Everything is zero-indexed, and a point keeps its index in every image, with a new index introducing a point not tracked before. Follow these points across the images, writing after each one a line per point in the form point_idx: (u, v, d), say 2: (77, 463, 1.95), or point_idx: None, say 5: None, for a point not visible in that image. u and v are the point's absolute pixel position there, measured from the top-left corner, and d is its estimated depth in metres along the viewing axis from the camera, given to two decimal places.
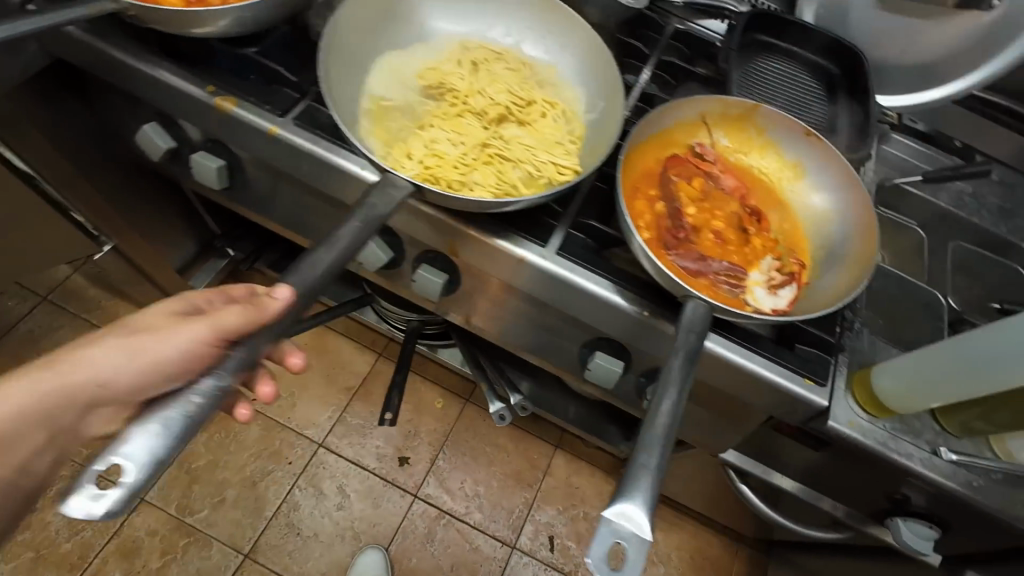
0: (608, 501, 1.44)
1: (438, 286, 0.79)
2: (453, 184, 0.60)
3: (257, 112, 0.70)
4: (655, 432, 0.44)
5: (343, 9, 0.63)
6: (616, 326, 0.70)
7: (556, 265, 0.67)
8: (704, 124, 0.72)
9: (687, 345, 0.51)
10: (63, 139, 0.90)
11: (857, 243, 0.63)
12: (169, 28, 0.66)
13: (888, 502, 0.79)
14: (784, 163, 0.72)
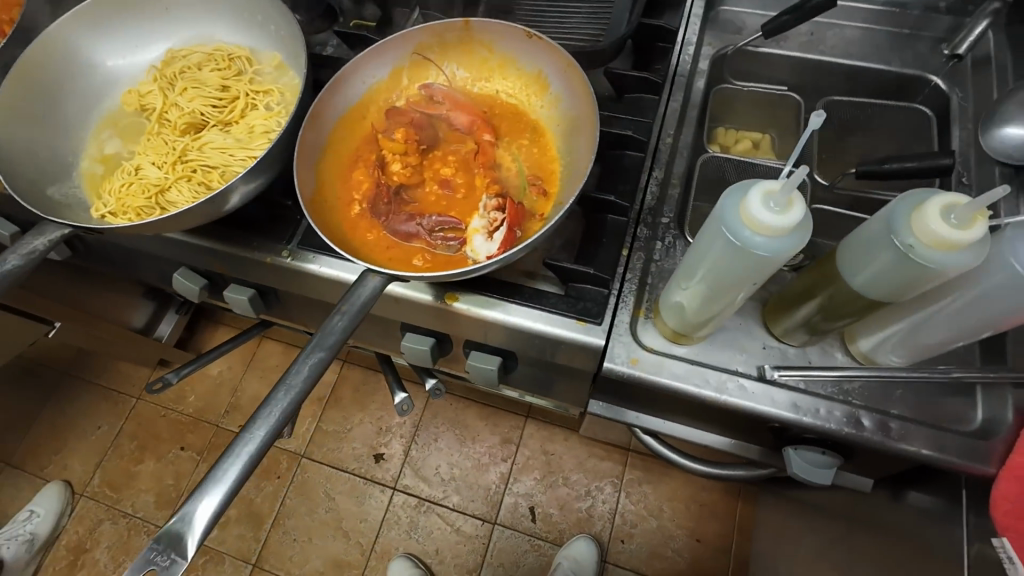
0: (588, 463, 1.38)
1: (248, 303, 0.78)
2: (148, 212, 0.59)
3: None
4: (246, 440, 0.40)
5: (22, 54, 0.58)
6: (388, 306, 0.65)
7: (301, 261, 0.63)
8: (427, 61, 0.64)
9: (331, 334, 0.45)
10: None
11: (588, 152, 0.54)
12: None
13: (771, 432, 0.66)
14: (527, 78, 0.62)
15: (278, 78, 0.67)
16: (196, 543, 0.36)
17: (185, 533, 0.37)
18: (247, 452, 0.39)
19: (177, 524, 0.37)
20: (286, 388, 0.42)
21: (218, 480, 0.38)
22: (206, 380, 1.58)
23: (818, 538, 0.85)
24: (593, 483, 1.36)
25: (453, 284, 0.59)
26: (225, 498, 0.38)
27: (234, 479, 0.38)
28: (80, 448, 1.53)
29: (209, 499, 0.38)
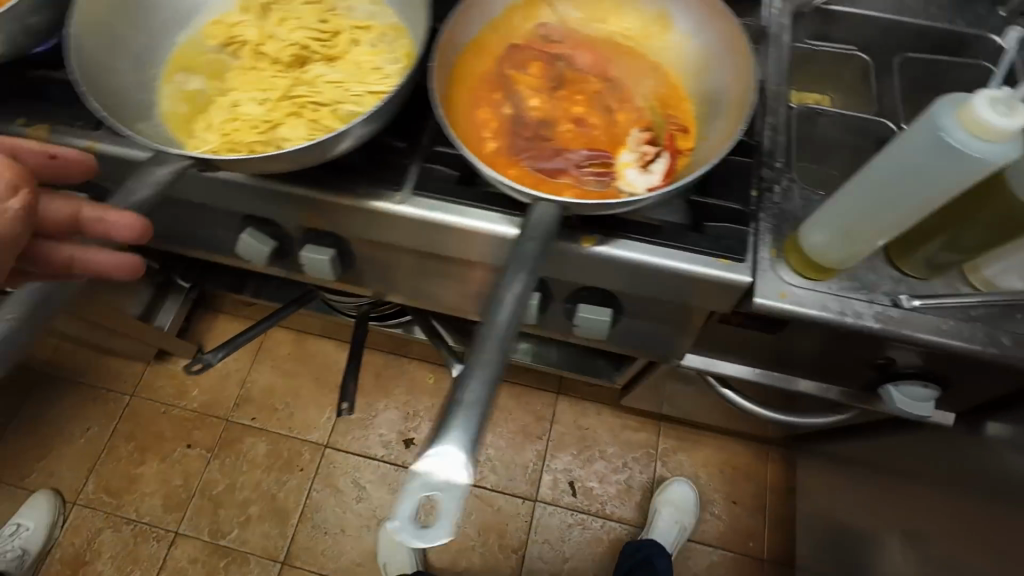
0: (623, 435, 1.40)
1: (327, 265, 0.73)
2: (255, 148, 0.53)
3: (69, 132, 0.62)
4: (482, 354, 0.37)
5: None
6: (505, 256, 0.63)
7: (415, 207, 0.60)
8: (543, 1, 0.61)
9: (528, 254, 0.44)
10: None
11: (736, 85, 0.53)
12: None
13: (874, 371, 0.70)
14: (647, 18, 0.60)
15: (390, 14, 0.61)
16: (467, 461, 0.33)
17: (448, 453, 0.33)
18: (492, 362, 0.36)
19: (439, 448, 0.33)
20: (503, 303, 0.40)
21: (467, 397, 0.35)
22: (210, 372, 1.47)
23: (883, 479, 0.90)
24: (629, 454, 1.38)
25: (589, 227, 0.58)
26: (482, 410, 0.35)
27: (484, 394, 0.35)
28: (67, 453, 1.38)
29: (467, 414, 0.34)
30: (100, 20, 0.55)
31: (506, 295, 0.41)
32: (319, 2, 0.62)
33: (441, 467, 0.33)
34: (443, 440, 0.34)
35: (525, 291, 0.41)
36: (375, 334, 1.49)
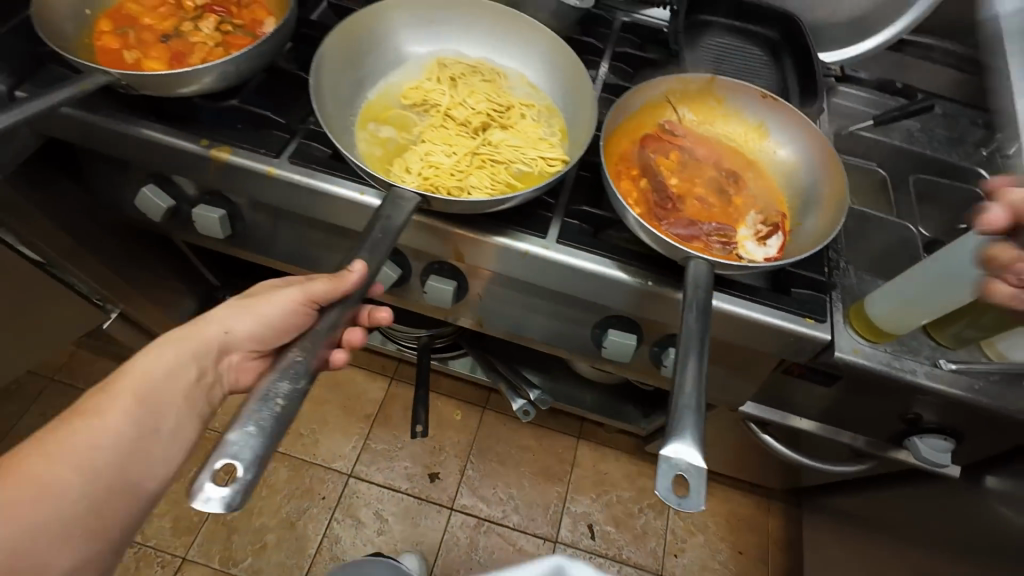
0: (638, 481, 1.47)
1: (447, 293, 0.82)
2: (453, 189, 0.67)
3: (254, 156, 0.74)
4: (688, 373, 0.47)
5: (332, 44, 0.69)
6: (623, 299, 0.75)
7: (559, 251, 0.71)
8: (669, 103, 0.77)
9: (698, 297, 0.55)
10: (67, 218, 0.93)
11: (827, 187, 0.69)
12: (154, 92, 0.68)
13: (903, 424, 0.84)
14: (748, 125, 0.77)
15: (545, 99, 0.78)
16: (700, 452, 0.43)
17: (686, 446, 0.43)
18: (697, 378, 0.47)
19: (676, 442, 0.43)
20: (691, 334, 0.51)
21: (685, 406, 0.45)
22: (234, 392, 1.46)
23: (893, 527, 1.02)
24: (645, 501, 1.45)
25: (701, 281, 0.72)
26: (699, 415, 0.45)
27: (696, 403, 0.46)
28: None
29: (691, 418, 0.44)
30: (332, 78, 0.71)
31: (690, 329, 0.51)
32: (492, 81, 0.79)
33: (679, 457, 0.43)
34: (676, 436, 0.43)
35: (704, 325, 0.52)
36: (406, 367, 1.54)
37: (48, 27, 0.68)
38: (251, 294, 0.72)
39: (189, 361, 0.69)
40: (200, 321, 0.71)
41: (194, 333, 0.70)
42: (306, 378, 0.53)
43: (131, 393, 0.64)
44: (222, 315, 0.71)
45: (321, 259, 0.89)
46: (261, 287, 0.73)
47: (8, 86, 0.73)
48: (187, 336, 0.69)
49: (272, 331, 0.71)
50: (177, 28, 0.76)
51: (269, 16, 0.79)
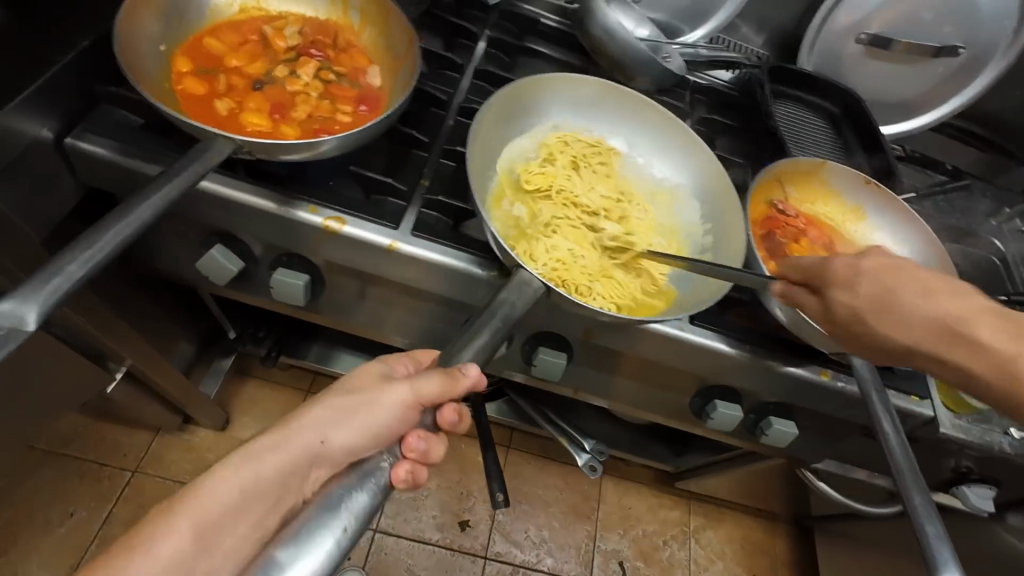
0: (661, 513, 1.51)
1: (558, 367, 0.78)
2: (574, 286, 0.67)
3: (370, 228, 0.65)
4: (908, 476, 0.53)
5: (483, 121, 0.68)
6: (745, 377, 0.76)
7: (697, 334, 0.71)
8: (782, 184, 0.79)
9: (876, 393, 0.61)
10: None
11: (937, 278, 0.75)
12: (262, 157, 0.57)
13: (953, 474, 0.92)
14: (847, 208, 0.81)
15: (668, 197, 0.80)
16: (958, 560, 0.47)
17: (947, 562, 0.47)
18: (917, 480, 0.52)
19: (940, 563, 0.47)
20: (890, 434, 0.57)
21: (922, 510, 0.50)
22: (236, 445, 1.31)
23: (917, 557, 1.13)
24: (668, 533, 1.49)
25: (824, 362, 0.75)
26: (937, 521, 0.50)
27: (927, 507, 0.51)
28: (44, 547, 1.12)
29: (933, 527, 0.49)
30: (479, 157, 0.70)
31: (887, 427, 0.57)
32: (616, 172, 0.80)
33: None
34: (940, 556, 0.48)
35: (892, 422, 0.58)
36: None
37: (130, 71, 0.55)
38: (354, 387, 0.55)
39: (279, 473, 0.50)
40: (293, 419, 0.53)
41: (279, 437, 0.52)
42: (370, 514, 0.45)
43: (192, 524, 0.47)
44: (316, 419, 0.53)
45: (407, 325, 0.82)
46: (363, 370, 0.57)
47: (55, 133, 0.59)
48: (272, 445, 0.51)
49: (368, 442, 0.50)
50: (269, 72, 0.65)
51: (372, 64, 0.70)
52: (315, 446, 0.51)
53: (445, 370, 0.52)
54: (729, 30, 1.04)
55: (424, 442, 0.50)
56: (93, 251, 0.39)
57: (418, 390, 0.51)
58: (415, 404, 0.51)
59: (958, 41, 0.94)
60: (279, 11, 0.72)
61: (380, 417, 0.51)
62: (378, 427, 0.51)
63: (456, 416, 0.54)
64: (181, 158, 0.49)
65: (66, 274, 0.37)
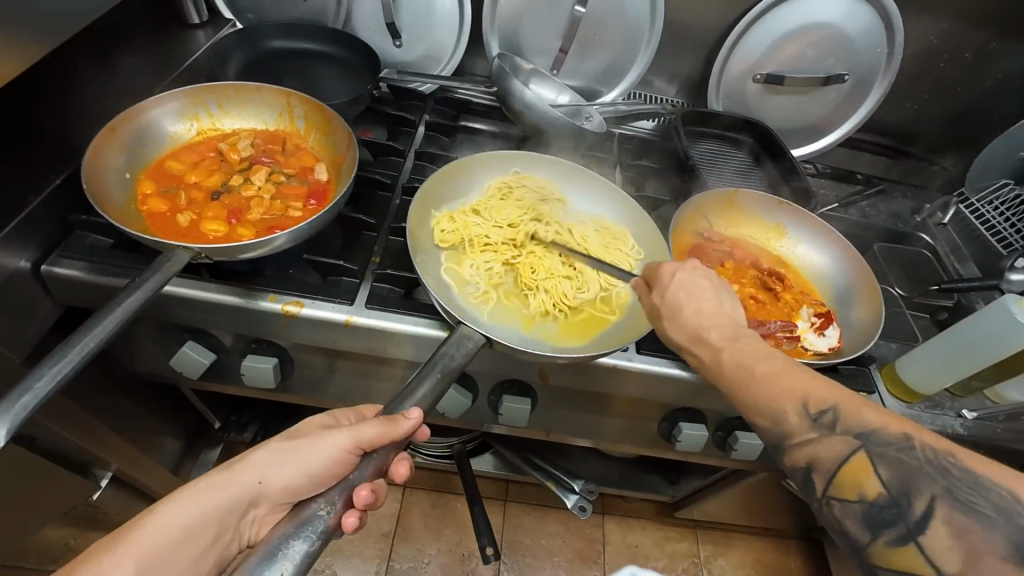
0: (668, 546, 1.49)
1: (524, 411, 0.82)
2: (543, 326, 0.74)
3: (329, 306, 0.71)
4: None
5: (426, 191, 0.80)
6: (698, 396, 0.80)
7: (649, 363, 0.76)
8: (704, 214, 0.87)
9: None
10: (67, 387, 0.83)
11: (862, 280, 0.81)
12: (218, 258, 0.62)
13: None
14: (769, 228, 0.89)
15: (611, 235, 0.86)
16: None
17: None
18: None
19: None
20: None
21: None
22: None
23: None
24: (678, 566, 1.47)
25: None
26: None
27: None
28: None
29: None
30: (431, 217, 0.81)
31: None
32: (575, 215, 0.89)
33: None
34: None
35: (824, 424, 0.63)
36: (419, 471, 1.46)
37: (97, 201, 0.63)
38: (296, 434, 0.61)
39: (220, 511, 0.56)
40: (239, 463, 0.58)
41: (223, 480, 0.57)
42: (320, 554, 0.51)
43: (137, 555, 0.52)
44: (258, 464, 0.58)
45: (377, 392, 0.85)
46: (309, 420, 0.62)
47: (32, 262, 0.66)
48: (218, 485, 0.57)
49: (303, 483, 0.58)
50: (226, 183, 0.74)
51: (318, 162, 0.79)
52: (252, 489, 0.57)
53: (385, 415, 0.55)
54: (644, 86, 1.16)
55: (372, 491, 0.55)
56: (60, 366, 0.44)
57: (359, 434, 0.55)
58: (355, 447, 0.55)
59: (843, 69, 1.04)
60: (234, 127, 0.81)
61: (321, 458, 0.56)
62: (314, 468, 0.57)
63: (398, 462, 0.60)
64: (144, 270, 0.55)
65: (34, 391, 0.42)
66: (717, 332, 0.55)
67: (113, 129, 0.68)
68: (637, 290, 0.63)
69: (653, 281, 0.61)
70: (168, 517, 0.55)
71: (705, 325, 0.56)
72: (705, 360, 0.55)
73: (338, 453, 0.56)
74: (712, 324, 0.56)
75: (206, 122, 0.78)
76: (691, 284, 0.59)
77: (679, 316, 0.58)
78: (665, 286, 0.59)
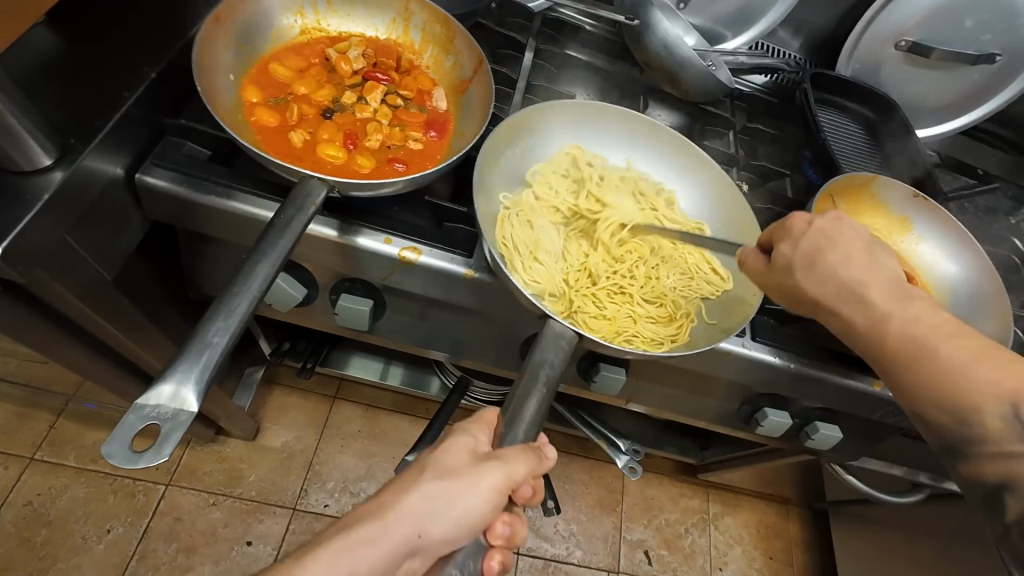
0: (681, 502, 1.57)
1: (618, 382, 0.80)
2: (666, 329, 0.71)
3: (446, 257, 0.65)
4: None
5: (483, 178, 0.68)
6: (799, 388, 0.78)
7: (765, 353, 0.73)
8: (832, 197, 0.80)
9: None
10: None
11: (986, 288, 0.76)
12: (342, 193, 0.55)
13: None
14: (894, 219, 0.82)
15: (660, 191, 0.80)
16: None
17: None
18: None
19: None
20: None
21: None
22: (268, 454, 1.31)
23: (920, 548, 1.18)
24: (688, 521, 1.55)
25: (875, 372, 0.77)
26: None
27: None
28: (84, 565, 1.12)
29: None
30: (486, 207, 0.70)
31: None
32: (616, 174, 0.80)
33: None
34: None
35: None
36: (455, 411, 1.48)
37: (212, 110, 0.55)
38: (443, 469, 0.56)
39: (376, 570, 0.52)
40: (389, 511, 0.54)
41: (382, 531, 0.53)
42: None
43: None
44: (413, 511, 0.54)
45: (465, 344, 0.82)
46: (448, 448, 0.57)
47: (126, 169, 0.57)
48: (371, 539, 0.52)
49: (462, 534, 0.54)
50: (338, 99, 0.65)
51: (436, 86, 0.70)
52: (411, 540, 0.53)
53: (527, 446, 0.56)
54: (767, 36, 1.05)
55: (508, 528, 0.56)
56: (232, 314, 0.40)
57: (510, 474, 0.55)
58: (505, 487, 0.55)
59: (996, 48, 0.95)
60: (339, 30, 0.70)
61: (472, 503, 0.54)
62: (466, 516, 0.53)
63: (531, 490, 0.59)
64: (286, 205, 0.48)
65: (213, 346, 0.38)
66: (872, 287, 0.54)
67: (219, 18, 0.57)
68: (745, 255, 0.62)
69: (778, 237, 0.60)
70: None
71: (849, 277, 0.55)
72: (845, 314, 0.55)
73: (489, 495, 0.54)
74: (865, 276, 0.55)
75: (311, 20, 0.68)
76: (833, 232, 0.57)
77: (817, 265, 0.57)
78: (799, 237, 0.58)
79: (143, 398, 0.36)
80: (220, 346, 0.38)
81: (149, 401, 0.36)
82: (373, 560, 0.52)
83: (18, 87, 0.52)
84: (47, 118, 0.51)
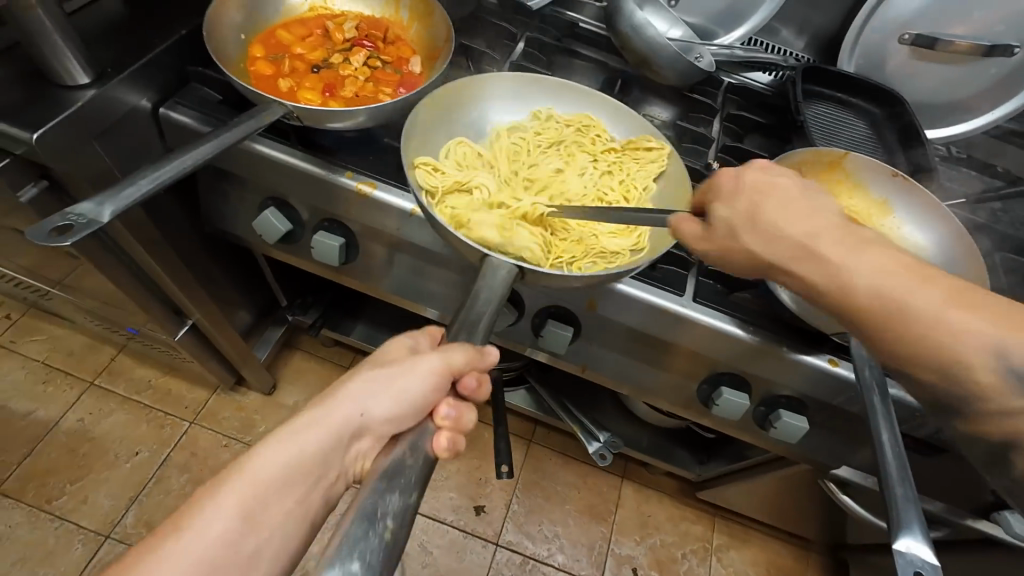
0: (681, 525, 1.47)
1: (565, 339, 0.82)
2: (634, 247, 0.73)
3: (397, 193, 0.74)
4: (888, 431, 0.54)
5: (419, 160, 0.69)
6: (749, 360, 0.76)
7: (706, 314, 0.72)
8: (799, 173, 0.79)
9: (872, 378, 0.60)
10: (171, 235, 0.92)
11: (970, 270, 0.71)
12: (308, 122, 0.66)
13: (992, 496, 0.84)
14: (873, 201, 0.79)
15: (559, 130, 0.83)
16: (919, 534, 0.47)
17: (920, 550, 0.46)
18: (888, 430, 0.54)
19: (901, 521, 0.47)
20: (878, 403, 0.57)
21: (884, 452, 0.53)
22: (279, 409, 1.43)
23: None
24: (687, 546, 1.45)
25: (833, 350, 0.73)
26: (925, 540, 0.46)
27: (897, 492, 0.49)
28: (111, 479, 1.28)
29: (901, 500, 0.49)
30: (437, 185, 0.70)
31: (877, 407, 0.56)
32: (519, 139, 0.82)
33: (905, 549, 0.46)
34: (903, 531, 0.47)
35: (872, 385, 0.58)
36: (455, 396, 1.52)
37: (215, 54, 0.68)
38: (382, 361, 0.56)
39: (321, 447, 0.53)
40: (330, 397, 0.54)
41: (320, 415, 0.53)
42: (417, 489, 0.46)
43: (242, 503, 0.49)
44: (353, 395, 0.54)
45: (428, 292, 0.88)
46: (388, 346, 0.58)
47: (152, 103, 0.72)
48: (313, 421, 0.53)
49: (405, 412, 0.51)
50: (327, 59, 0.77)
51: (414, 54, 0.80)
52: (353, 417, 0.53)
53: (472, 346, 0.53)
54: (768, 36, 1.06)
55: (453, 410, 0.52)
56: (162, 170, 0.51)
57: (447, 358, 0.52)
58: (446, 371, 0.52)
59: (1014, 39, 0.91)
60: (342, 10, 0.84)
61: (411, 382, 0.52)
62: (407, 395, 0.52)
63: (475, 383, 0.55)
64: (243, 115, 0.59)
65: (138, 187, 0.49)
66: (821, 238, 0.50)
67: None
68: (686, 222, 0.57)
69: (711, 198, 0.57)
70: (260, 465, 0.51)
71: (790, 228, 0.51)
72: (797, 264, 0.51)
73: (427, 377, 0.52)
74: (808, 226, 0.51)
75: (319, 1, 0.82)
76: (765, 186, 0.54)
77: (760, 221, 0.53)
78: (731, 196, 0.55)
79: (72, 208, 0.47)
80: (142, 187, 0.49)
81: (76, 210, 0.47)
82: (306, 445, 0.52)
83: (82, 33, 0.69)
84: (94, 55, 0.67)
